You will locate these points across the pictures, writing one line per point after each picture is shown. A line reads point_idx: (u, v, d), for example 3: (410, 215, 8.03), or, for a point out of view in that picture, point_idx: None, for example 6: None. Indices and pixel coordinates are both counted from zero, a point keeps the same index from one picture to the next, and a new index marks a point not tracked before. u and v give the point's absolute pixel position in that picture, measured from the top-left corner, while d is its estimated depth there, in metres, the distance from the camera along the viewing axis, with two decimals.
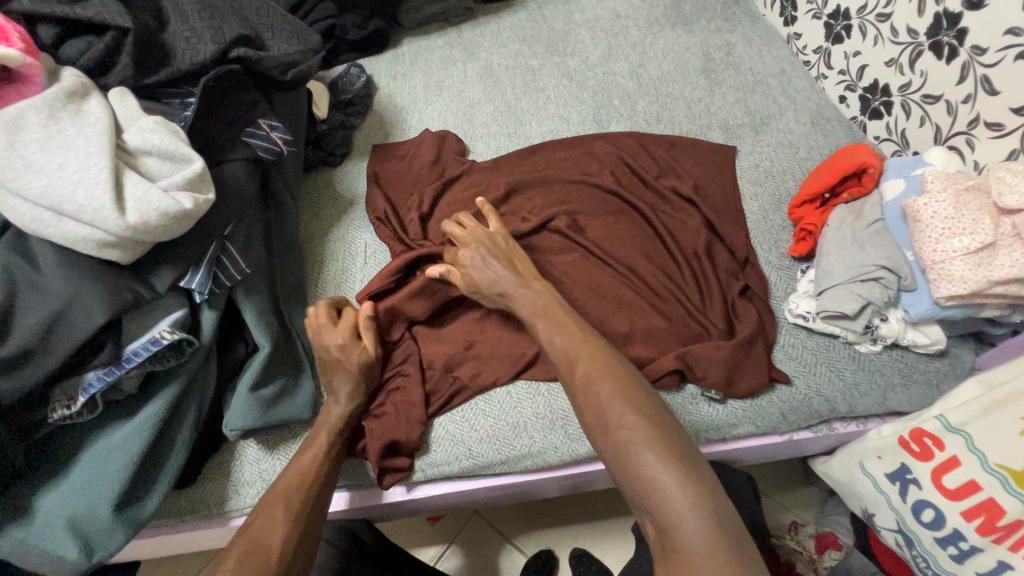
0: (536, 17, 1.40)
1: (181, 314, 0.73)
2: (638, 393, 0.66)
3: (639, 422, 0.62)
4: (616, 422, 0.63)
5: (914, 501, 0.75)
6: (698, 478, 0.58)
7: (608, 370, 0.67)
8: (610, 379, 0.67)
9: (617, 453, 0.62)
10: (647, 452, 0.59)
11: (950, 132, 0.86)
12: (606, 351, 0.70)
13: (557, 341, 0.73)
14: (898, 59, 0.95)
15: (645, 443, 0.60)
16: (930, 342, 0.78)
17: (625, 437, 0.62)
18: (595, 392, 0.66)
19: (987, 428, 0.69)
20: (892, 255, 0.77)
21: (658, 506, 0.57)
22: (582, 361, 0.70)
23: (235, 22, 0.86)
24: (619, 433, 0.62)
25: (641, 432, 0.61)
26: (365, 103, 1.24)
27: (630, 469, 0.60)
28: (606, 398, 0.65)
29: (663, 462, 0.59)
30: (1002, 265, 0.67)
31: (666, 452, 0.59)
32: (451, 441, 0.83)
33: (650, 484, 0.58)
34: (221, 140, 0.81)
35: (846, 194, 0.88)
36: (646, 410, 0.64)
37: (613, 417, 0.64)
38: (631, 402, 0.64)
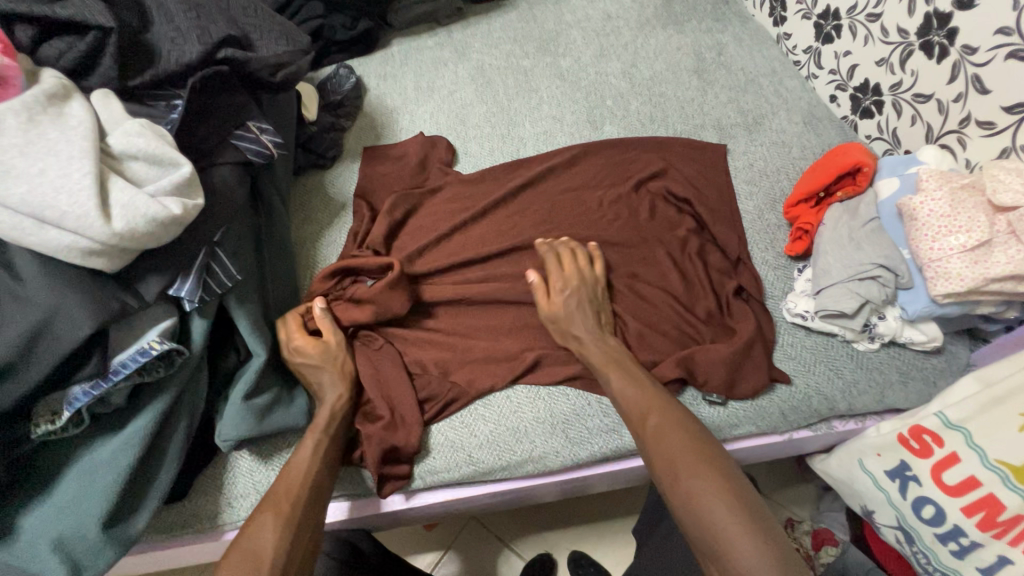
0: (527, 17, 1.40)
1: (170, 322, 0.71)
2: (704, 446, 0.69)
3: (709, 472, 0.65)
4: (687, 473, 0.66)
5: (914, 498, 0.75)
6: (765, 528, 0.61)
7: (677, 422, 0.71)
8: (678, 431, 0.70)
9: (687, 503, 0.64)
10: (716, 503, 0.63)
11: (942, 131, 0.87)
12: (671, 403, 0.74)
13: (627, 388, 0.75)
14: (888, 58, 0.96)
15: (718, 498, 0.63)
16: (927, 339, 0.78)
17: (695, 487, 0.65)
18: (665, 442, 0.69)
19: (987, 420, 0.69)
20: (889, 254, 0.77)
21: (728, 556, 0.60)
22: (654, 412, 0.72)
23: (222, 23, 0.84)
24: (688, 483, 0.65)
25: (713, 484, 0.64)
26: (355, 104, 1.22)
27: (702, 518, 0.63)
28: (678, 447, 0.68)
29: (735, 515, 0.62)
30: (999, 262, 0.68)
31: (736, 503, 0.63)
32: (451, 448, 0.82)
33: (722, 536, 0.61)
34: (210, 143, 0.78)
35: (840, 193, 0.88)
36: (716, 462, 0.67)
37: (685, 467, 0.67)
38: (699, 453, 0.67)
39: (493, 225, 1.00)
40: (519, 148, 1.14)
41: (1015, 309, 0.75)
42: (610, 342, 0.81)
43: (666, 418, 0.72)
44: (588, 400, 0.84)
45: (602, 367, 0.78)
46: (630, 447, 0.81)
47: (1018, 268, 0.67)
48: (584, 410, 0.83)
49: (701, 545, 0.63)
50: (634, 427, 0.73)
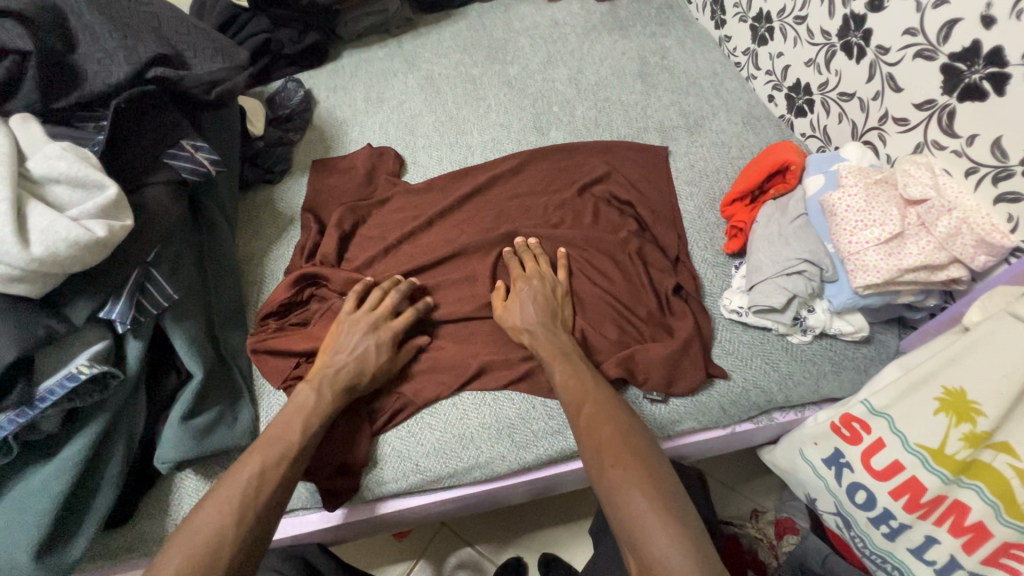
0: (476, 26, 1.41)
1: (102, 345, 0.71)
2: (633, 437, 0.69)
3: (633, 462, 0.66)
4: (613, 463, 0.66)
5: (847, 484, 0.77)
6: (681, 518, 0.60)
7: (611, 414, 0.71)
8: (611, 423, 0.70)
9: (610, 491, 0.64)
10: (636, 491, 0.63)
11: (865, 128, 0.90)
12: (610, 395, 0.74)
13: (567, 378, 0.76)
14: (815, 59, 0.99)
15: (637, 486, 0.63)
16: (854, 330, 0.81)
17: (617, 475, 0.65)
18: (596, 432, 0.70)
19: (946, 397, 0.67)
20: (813, 249, 0.80)
21: (642, 543, 0.59)
22: (588, 404, 0.73)
23: (152, 42, 0.84)
24: (612, 470, 0.65)
25: (634, 475, 0.64)
26: (304, 118, 1.22)
27: (622, 506, 0.63)
28: (606, 437, 0.69)
29: (652, 504, 0.61)
30: (912, 253, 0.71)
31: (654, 494, 0.62)
32: (397, 457, 0.82)
33: (637, 524, 0.61)
34: (141, 163, 0.78)
35: (772, 191, 0.91)
36: (642, 456, 0.67)
37: (611, 458, 0.67)
38: (627, 444, 0.68)
39: (440, 234, 1.01)
40: (467, 156, 1.15)
41: (935, 297, 0.77)
42: (563, 339, 0.82)
43: (600, 410, 0.72)
44: (532, 404, 0.85)
45: (548, 359, 0.79)
46: (575, 448, 0.82)
47: (930, 258, 0.70)
48: (529, 415, 0.84)
49: (621, 533, 0.63)
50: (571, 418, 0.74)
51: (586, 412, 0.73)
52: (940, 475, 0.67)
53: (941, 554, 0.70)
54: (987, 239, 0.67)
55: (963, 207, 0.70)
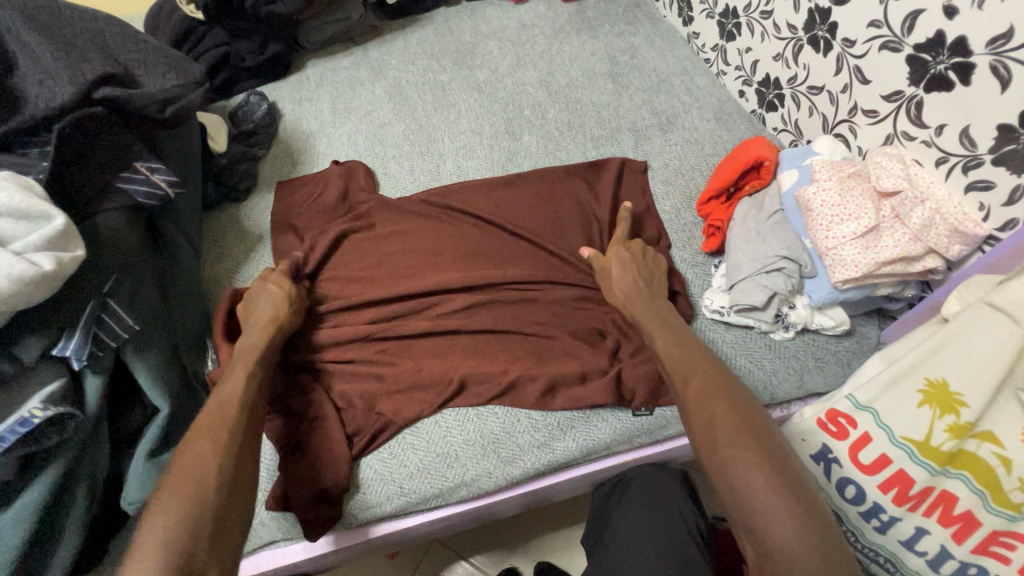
0: (442, 31, 1.39)
1: (57, 385, 0.66)
2: (749, 415, 0.61)
3: (750, 443, 0.58)
4: (722, 438, 0.59)
5: (836, 480, 0.75)
6: (806, 509, 0.53)
7: (723, 389, 0.64)
8: (723, 397, 0.63)
9: (721, 470, 0.57)
10: (754, 472, 0.56)
11: (835, 121, 0.90)
12: (717, 371, 0.67)
13: (671, 354, 0.72)
14: (783, 53, 0.99)
15: (758, 469, 0.56)
16: (835, 324, 0.80)
17: (729, 453, 0.58)
18: (707, 405, 0.63)
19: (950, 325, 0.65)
20: (791, 245, 0.79)
21: (762, 531, 0.53)
22: (695, 376, 0.67)
23: (98, 59, 0.80)
24: (724, 448, 0.58)
25: (752, 453, 0.57)
26: (269, 132, 1.18)
27: (736, 486, 0.56)
28: (717, 410, 0.61)
29: (775, 487, 0.54)
30: (888, 245, 0.71)
31: (777, 477, 0.55)
32: (381, 481, 0.79)
33: (755, 510, 0.54)
34: (92, 190, 0.74)
35: (748, 187, 0.91)
36: (760, 435, 0.59)
37: (721, 433, 0.60)
38: (742, 421, 0.60)
39: (416, 246, 0.98)
40: (440, 164, 1.13)
41: (912, 288, 0.77)
42: (660, 310, 0.81)
43: (708, 384, 0.65)
44: (517, 417, 0.83)
45: (649, 330, 0.78)
46: (564, 461, 0.81)
47: (906, 250, 0.70)
48: (515, 429, 0.82)
49: (734, 514, 0.56)
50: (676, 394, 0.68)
51: (692, 385, 0.66)
52: (928, 467, 0.67)
53: (932, 544, 0.69)
54: (960, 229, 0.68)
55: (936, 196, 0.70)
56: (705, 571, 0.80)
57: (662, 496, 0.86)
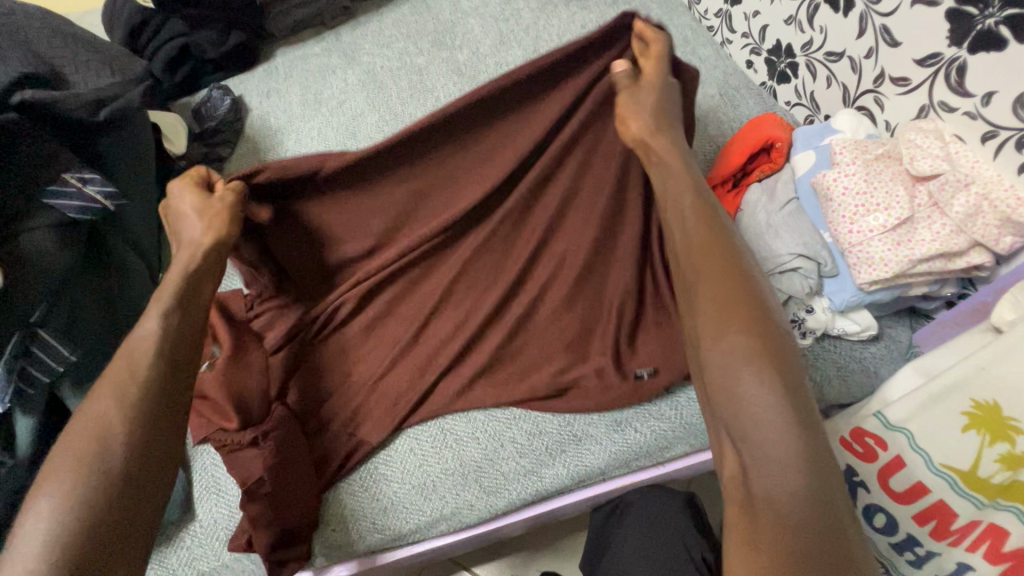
0: (420, 9, 1.27)
1: None
2: (761, 311, 0.49)
3: (757, 343, 0.46)
4: (722, 330, 0.48)
5: (863, 507, 0.64)
6: (806, 423, 0.43)
7: (737, 273, 0.51)
8: (736, 284, 0.50)
9: (717, 368, 0.47)
10: (753, 375, 0.45)
11: (858, 92, 0.78)
12: (739, 256, 0.54)
13: (692, 225, 0.58)
14: (796, 16, 0.87)
15: (762, 376, 0.45)
16: (861, 329, 0.70)
17: (728, 352, 0.47)
18: (715, 293, 0.51)
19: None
20: (808, 240, 0.69)
21: (744, 439, 0.43)
22: (713, 255, 0.54)
23: (16, 60, 0.72)
24: (724, 347, 0.47)
25: (755, 349, 0.46)
26: (234, 128, 1.09)
27: (729, 385, 0.46)
28: (731, 299, 0.50)
29: (779, 396, 0.44)
30: (924, 240, 0.60)
31: (779, 380, 0.45)
32: (352, 516, 0.72)
33: (746, 414, 0.44)
34: (12, 209, 0.66)
35: (756, 172, 0.79)
36: (769, 329, 0.48)
37: (723, 322, 0.49)
38: (752, 317, 0.48)
39: None
40: None
41: (952, 286, 0.66)
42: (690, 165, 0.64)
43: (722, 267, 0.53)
44: (500, 442, 0.74)
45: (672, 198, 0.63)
46: (552, 489, 0.73)
47: (945, 245, 0.59)
48: (497, 454, 0.74)
49: (717, 414, 0.47)
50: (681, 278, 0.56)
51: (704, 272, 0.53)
52: (974, 500, 0.57)
53: None
54: (1014, 218, 0.56)
55: (982, 178, 0.59)
56: None
57: (662, 523, 0.78)
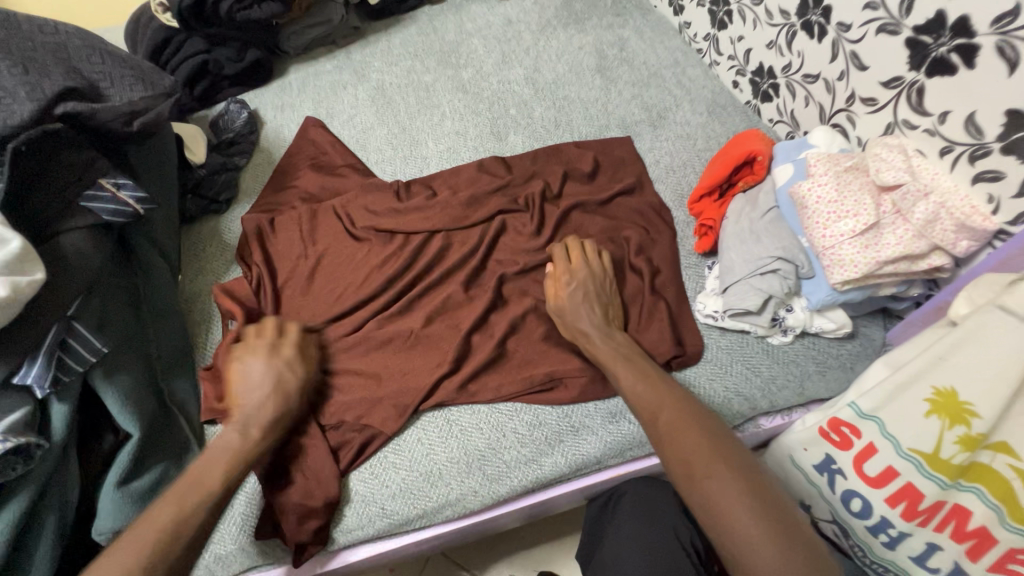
0: (426, 30, 1.35)
1: (19, 414, 0.64)
2: (713, 436, 0.60)
3: (727, 473, 0.56)
4: (706, 470, 0.56)
5: (842, 492, 0.71)
6: (783, 526, 0.52)
7: (694, 420, 0.61)
8: (694, 429, 0.60)
9: (703, 501, 0.55)
10: (735, 501, 0.53)
11: (833, 111, 0.85)
12: (684, 399, 0.65)
13: (637, 385, 0.68)
14: (777, 41, 0.94)
15: (734, 490, 0.54)
16: (837, 326, 0.75)
17: (706, 484, 0.55)
18: (681, 439, 0.60)
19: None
20: (787, 245, 0.75)
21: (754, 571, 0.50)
22: (668, 412, 0.63)
23: (59, 74, 0.77)
24: (701, 481, 0.56)
25: (735, 486, 0.55)
26: (250, 141, 1.16)
27: (724, 522, 0.53)
28: (691, 437, 0.59)
29: (753, 510, 0.53)
30: (889, 243, 0.66)
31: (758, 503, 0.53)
32: (363, 502, 0.76)
33: (736, 535, 0.52)
34: (52, 211, 0.71)
35: (741, 183, 0.86)
36: (737, 462, 0.57)
37: (703, 465, 0.57)
38: (711, 447, 0.58)
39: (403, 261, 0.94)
40: (423, 169, 1.10)
41: (918, 287, 0.72)
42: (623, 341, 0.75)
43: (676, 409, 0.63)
44: (502, 432, 0.79)
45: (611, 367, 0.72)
46: (551, 476, 0.77)
47: (908, 248, 0.65)
48: (500, 445, 0.78)
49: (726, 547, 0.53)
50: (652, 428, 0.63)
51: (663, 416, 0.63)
52: (938, 481, 0.62)
53: (945, 561, 0.64)
54: (967, 223, 0.63)
55: (940, 188, 0.66)
56: None
57: (656, 509, 0.83)
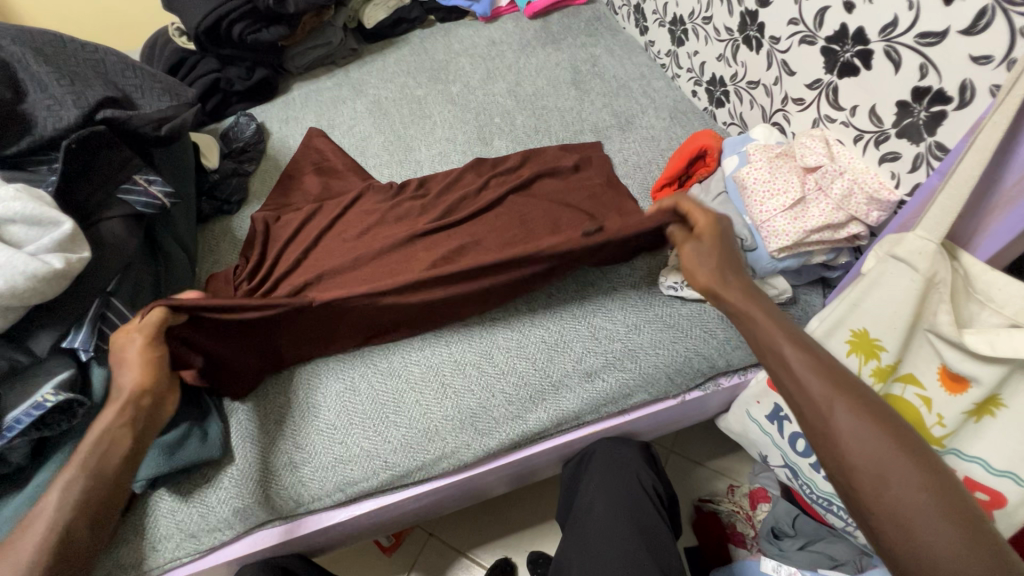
0: (418, 51, 1.49)
1: (66, 374, 0.73)
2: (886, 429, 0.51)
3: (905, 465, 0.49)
4: (884, 465, 0.49)
5: (790, 434, 0.87)
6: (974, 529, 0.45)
7: (861, 405, 0.52)
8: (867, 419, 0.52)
9: (876, 489, 0.49)
10: (913, 496, 0.47)
11: (772, 111, 0.99)
12: (849, 383, 0.55)
13: (795, 372, 0.57)
14: (724, 54, 1.09)
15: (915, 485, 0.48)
16: (779, 292, 0.87)
17: (881, 477, 0.49)
18: (857, 431, 0.51)
19: (925, 214, 0.61)
20: (732, 222, 0.87)
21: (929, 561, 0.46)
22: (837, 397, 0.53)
23: (99, 87, 0.90)
24: (876, 474, 0.49)
25: (917, 482, 0.48)
26: (258, 149, 1.27)
27: (907, 516, 0.47)
28: (864, 424, 0.51)
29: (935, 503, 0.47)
30: (814, 215, 0.78)
31: (944, 500, 0.47)
32: (366, 456, 0.85)
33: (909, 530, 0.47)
34: (96, 200, 0.81)
35: (697, 174, 1.00)
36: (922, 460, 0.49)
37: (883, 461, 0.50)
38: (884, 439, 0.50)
39: (410, 250, 1.03)
40: (417, 171, 1.22)
41: (845, 255, 0.85)
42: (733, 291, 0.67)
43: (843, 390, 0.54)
44: (491, 393, 0.89)
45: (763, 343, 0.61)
46: (535, 430, 0.87)
47: (830, 218, 0.77)
48: (490, 403, 0.88)
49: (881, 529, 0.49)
50: (806, 412, 0.55)
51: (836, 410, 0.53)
52: None
53: None
54: (876, 196, 0.74)
55: (855, 170, 0.78)
56: (662, 528, 0.88)
57: (627, 465, 0.93)
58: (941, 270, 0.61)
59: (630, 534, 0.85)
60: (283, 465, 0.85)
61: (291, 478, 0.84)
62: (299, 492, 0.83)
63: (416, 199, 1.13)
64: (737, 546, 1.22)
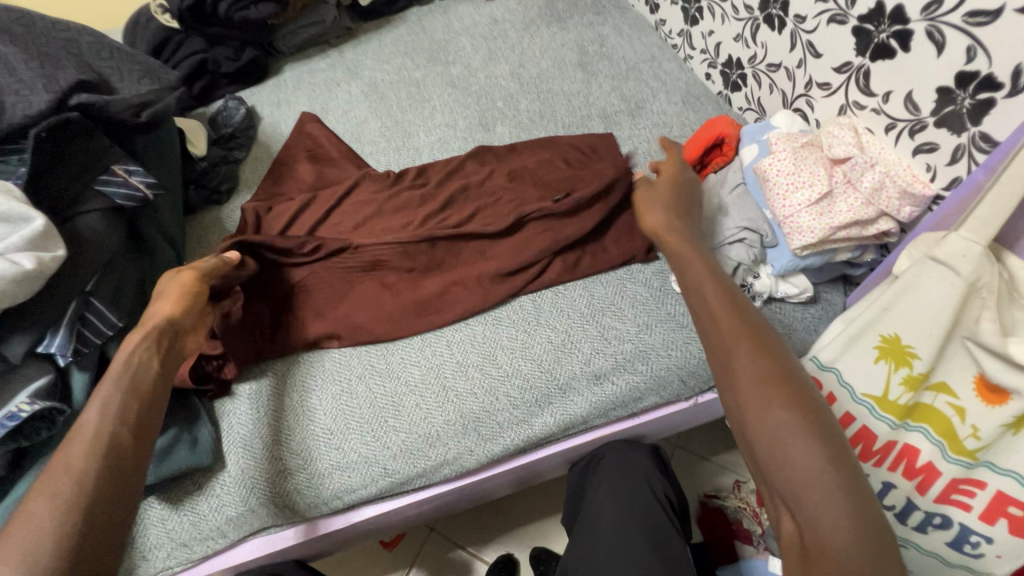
0: (416, 30, 1.41)
1: (44, 380, 0.69)
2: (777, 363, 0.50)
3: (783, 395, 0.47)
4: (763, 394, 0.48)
5: None
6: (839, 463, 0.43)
7: (758, 340, 0.52)
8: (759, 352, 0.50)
9: (751, 415, 0.48)
10: (785, 423, 0.46)
11: (794, 96, 0.93)
12: (748, 317, 0.54)
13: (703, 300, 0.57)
14: (742, 34, 1.02)
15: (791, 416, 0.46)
16: (799, 291, 0.82)
17: (759, 402, 0.48)
18: (744, 359, 0.50)
19: (969, 214, 0.57)
20: (752, 216, 0.82)
21: (789, 484, 0.44)
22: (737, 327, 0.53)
23: (72, 68, 0.83)
24: (754, 400, 0.48)
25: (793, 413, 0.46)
26: (248, 135, 1.20)
27: (778, 444, 0.45)
28: (754, 351, 0.50)
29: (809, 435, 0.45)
30: (841, 211, 0.73)
31: (819, 434, 0.45)
32: (365, 463, 0.81)
33: (776, 456, 0.45)
34: (71, 193, 0.76)
35: (712, 164, 0.94)
36: (804, 396, 0.48)
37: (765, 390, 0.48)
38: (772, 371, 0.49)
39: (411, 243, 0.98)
40: (416, 158, 1.15)
41: (872, 252, 0.80)
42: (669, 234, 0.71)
43: (735, 316, 0.54)
44: (495, 396, 0.85)
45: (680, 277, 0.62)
46: (541, 436, 0.83)
47: (858, 214, 0.72)
48: (493, 407, 0.84)
49: (765, 474, 0.47)
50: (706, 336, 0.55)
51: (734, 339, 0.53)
52: (887, 421, 0.70)
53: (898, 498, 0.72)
54: (910, 189, 0.70)
55: (885, 161, 0.73)
56: (672, 534, 0.85)
57: (637, 468, 0.90)
58: (985, 275, 0.57)
59: (638, 541, 0.82)
60: (277, 471, 0.81)
61: (285, 486, 0.80)
62: (295, 500, 0.79)
63: (415, 188, 1.08)
64: (744, 543, 1.20)
